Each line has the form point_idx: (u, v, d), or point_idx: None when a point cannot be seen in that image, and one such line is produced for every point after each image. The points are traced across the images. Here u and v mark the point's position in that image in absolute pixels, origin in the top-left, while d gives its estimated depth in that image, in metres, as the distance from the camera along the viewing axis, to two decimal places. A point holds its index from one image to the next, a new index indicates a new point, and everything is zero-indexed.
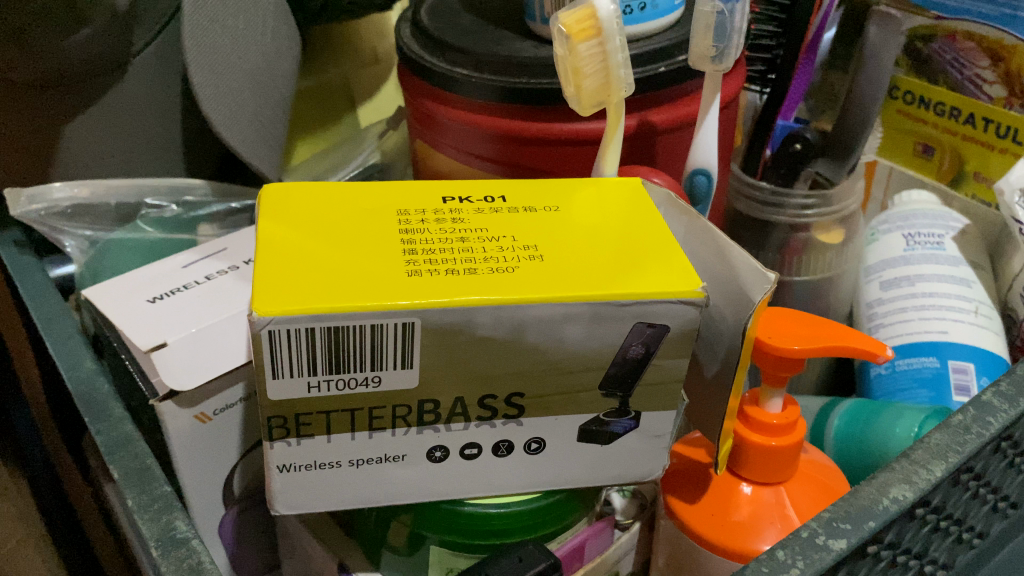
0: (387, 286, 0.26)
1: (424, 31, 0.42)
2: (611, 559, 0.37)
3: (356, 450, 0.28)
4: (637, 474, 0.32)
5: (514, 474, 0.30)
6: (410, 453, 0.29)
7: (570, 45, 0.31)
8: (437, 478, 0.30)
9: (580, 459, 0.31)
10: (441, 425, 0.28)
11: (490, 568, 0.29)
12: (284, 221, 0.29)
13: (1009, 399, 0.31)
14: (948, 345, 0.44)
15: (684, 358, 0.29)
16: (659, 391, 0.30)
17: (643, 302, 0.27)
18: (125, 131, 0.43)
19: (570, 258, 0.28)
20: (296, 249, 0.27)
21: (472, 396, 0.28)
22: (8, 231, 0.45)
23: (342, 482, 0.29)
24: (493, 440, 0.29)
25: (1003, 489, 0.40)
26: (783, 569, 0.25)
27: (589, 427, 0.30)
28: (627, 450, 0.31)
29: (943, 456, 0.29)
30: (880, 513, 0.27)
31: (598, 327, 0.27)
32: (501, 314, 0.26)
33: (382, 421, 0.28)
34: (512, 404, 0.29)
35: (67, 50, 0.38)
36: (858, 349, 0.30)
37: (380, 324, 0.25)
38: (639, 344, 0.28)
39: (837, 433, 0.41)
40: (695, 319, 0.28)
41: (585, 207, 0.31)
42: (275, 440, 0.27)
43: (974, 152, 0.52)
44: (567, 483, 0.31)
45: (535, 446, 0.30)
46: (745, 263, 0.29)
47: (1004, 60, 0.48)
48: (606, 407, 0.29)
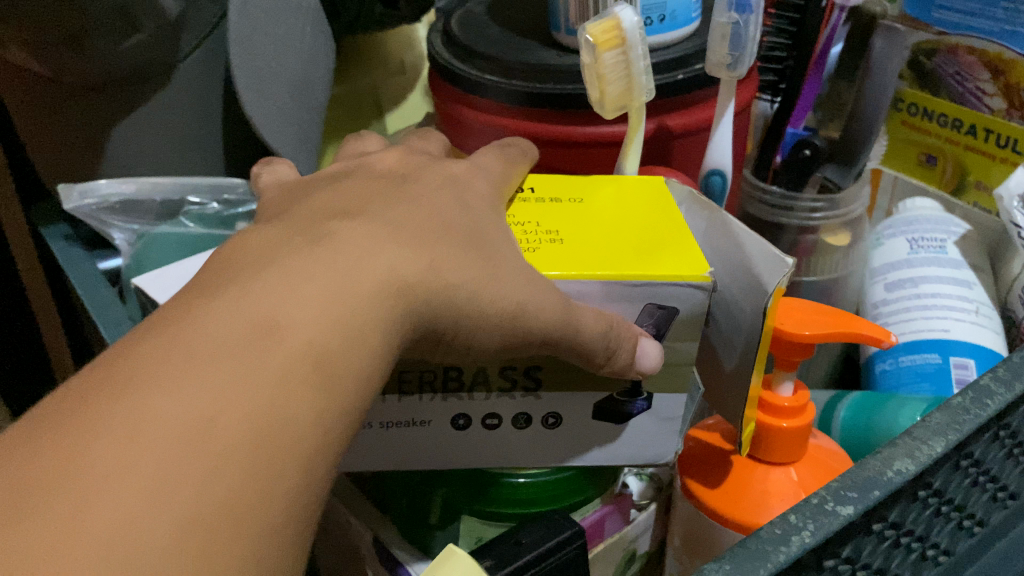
0: (644, 260, 0.29)
1: (454, 40, 0.44)
2: (629, 536, 0.38)
3: (411, 411, 0.32)
4: (651, 456, 0.34)
5: (534, 445, 0.33)
6: (435, 420, 0.32)
7: (597, 54, 0.33)
8: (464, 445, 0.33)
9: (597, 436, 0.33)
10: (464, 394, 0.31)
11: (519, 534, 0.32)
12: (576, 211, 0.33)
13: (1006, 383, 0.33)
14: (950, 342, 0.46)
15: (692, 341, 0.31)
16: (671, 374, 0.32)
17: (652, 284, 0.29)
18: (171, 134, 0.46)
19: (590, 244, 0.30)
20: (585, 231, 0.31)
21: (494, 368, 0.31)
22: (58, 226, 0.48)
23: (391, 445, 0.33)
24: (513, 412, 0.32)
25: (1002, 479, 0.42)
26: (795, 531, 0.28)
27: (603, 405, 0.32)
28: (641, 431, 0.33)
29: (943, 434, 0.31)
30: (885, 484, 0.29)
31: (611, 303, 0.30)
32: None
33: (410, 384, 0.31)
34: (531, 376, 0.31)
35: (120, 53, 0.41)
36: (865, 335, 0.33)
37: (675, 290, 0.29)
38: (650, 325, 0.30)
39: (844, 424, 0.44)
40: (703, 303, 0.29)
41: (607, 201, 0.33)
42: (405, 394, 0.31)
43: (976, 161, 0.54)
44: (581, 458, 0.34)
45: (552, 421, 0.32)
46: (761, 252, 0.31)
47: (1004, 73, 0.50)
48: (619, 386, 0.32)
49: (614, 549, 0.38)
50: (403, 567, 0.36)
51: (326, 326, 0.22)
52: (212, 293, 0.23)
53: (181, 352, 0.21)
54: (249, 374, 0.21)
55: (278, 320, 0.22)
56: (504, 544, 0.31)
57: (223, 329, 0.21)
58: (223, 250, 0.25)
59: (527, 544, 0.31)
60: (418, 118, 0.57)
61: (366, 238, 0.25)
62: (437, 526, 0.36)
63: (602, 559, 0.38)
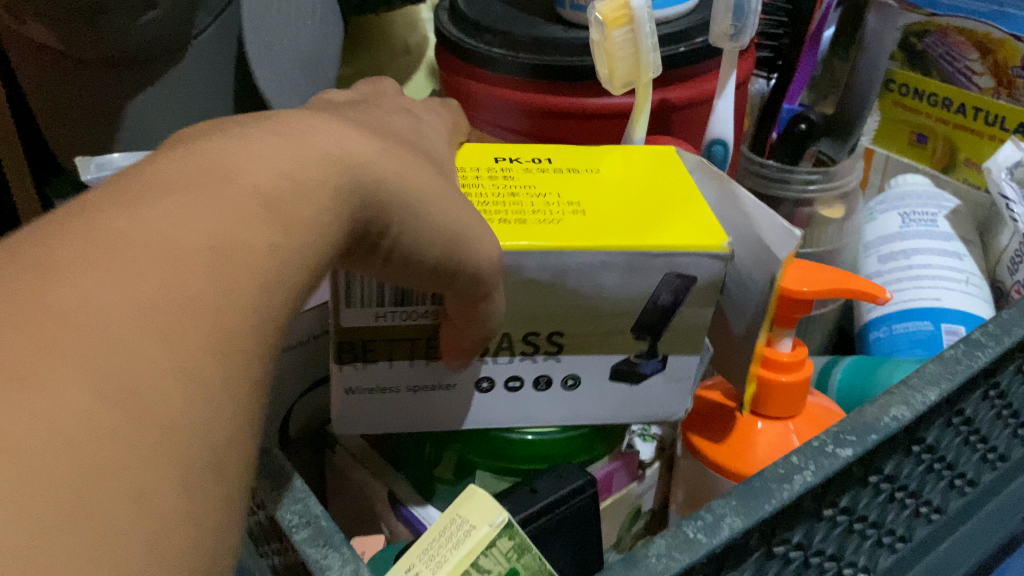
0: (663, 229, 0.31)
1: (461, 16, 0.46)
2: (634, 492, 0.40)
3: (379, 377, 0.32)
4: (662, 414, 0.35)
5: (554, 407, 0.34)
6: (461, 382, 0.33)
7: (606, 32, 0.34)
8: (486, 406, 0.34)
9: (614, 396, 0.34)
10: (490, 359, 0.32)
11: (533, 482, 0.33)
12: (592, 181, 0.34)
13: (995, 337, 0.35)
14: (942, 310, 0.48)
15: (706, 308, 0.32)
16: (685, 337, 0.33)
17: (674, 254, 0.30)
18: (185, 109, 0.47)
19: (608, 210, 0.32)
20: (601, 198, 0.33)
21: (517, 332, 0.32)
22: (74, 200, 0.49)
23: (402, 406, 0.33)
24: (535, 373, 0.33)
25: (992, 440, 0.44)
26: (797, 470, 0.29)
27: (620, 367, 0.33)
28: (656, 390, 0.34)
29: (936, 383, 0.33)
30: (882, 428, 0.31)
31: (633, 275, 0.30)
32: (546, 259, 0.29)
33: (437, 350, 0.32)
34: (551, 342, 0.32)
35: (140, 30, 0.42)
36: (862, 293, 0.34)
37: (695, 259, 0.30)
38: (669, 293, 0.31)
39: (840, 386, 0.45)
40: (720, 274, 0.31)
41: (620, 170, 0.35)
42: (419, 359, 0.32)
43: (967, 140, 0.56)
44: (598, 419, 0.35)
45: (572, 382, 0.34)
46: (770, 223, 0.32)
47: (992, 53, 0.52)
48: (637, 349, 0.33)
49: (620, 505, 0.40)
50: (404, 507, 0.38)
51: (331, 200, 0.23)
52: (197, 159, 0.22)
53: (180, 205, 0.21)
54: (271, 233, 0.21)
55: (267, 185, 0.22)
56: (519, 491, 0.33)
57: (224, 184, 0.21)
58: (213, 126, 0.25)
59: (540, 492, 0.33)
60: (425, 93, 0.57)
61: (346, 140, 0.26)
62: (455, 480, 0.38)
63: (610, 513, 0.39)
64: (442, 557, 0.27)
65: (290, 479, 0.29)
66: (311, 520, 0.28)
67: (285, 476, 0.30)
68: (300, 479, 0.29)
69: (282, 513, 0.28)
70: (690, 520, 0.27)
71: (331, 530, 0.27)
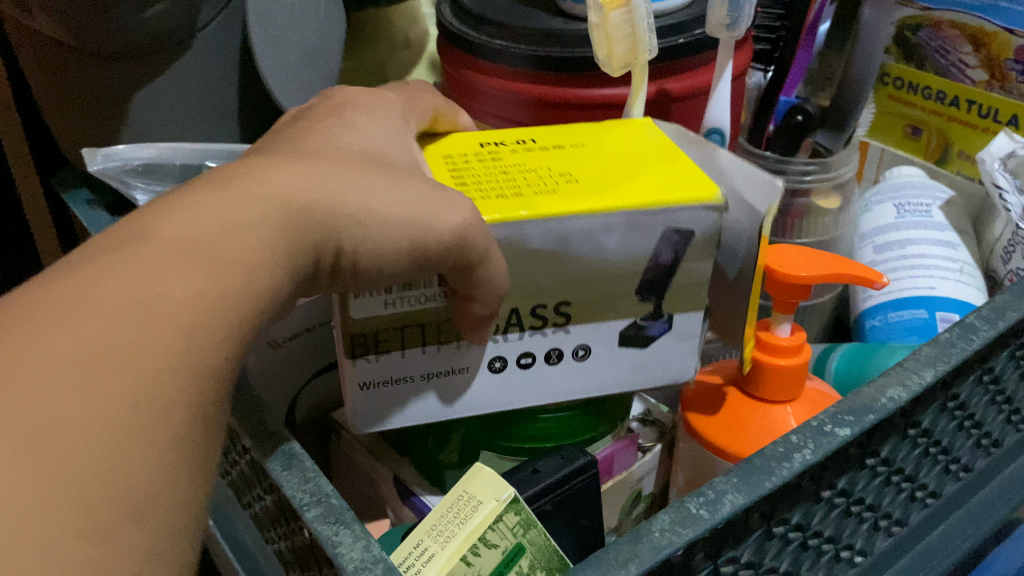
0: (656, 186, 0.32)
1: (463, 9, 0.46)
2: (635, 476, 0.41)
3: (392, 368, 0.32)
4: (672, 376, 0.36)
5: (565, 379, 0.35)
6: (473, 364, 0.33)
7: (604, 13, 0.35)
8: (499, 389, 0.34)
9: (623, 363, 0.35)
10: (499, 336, 0.33)
11: (536, 463, 0.34)
12: (580, 153, 0.35)
13: (989, 321, 0.36)
14: (936, 298, 0.48)
15: (705, 262, 0.33)
16: (688, 293, 0.34)
17: (670, 208, 0.31)
18: (190, 102, 0.47)
19: (599, 176, 0.32)
20: (591, 167, 0.33)
21: (525, 307, 0.32)
22: (80, 191, 0.50)
23: (414, 396, 0.33)
24: (546, 348, 0.34)
25: (986, 426, 0.45)
26: (797, 449, 0.30)
27: (628, 332, 0.34)
28: (665, 352, 0.35)
29: (932, 365, 0.33)
30: (879, 409, 0.31)
31: (633, 235, 0.31)
32: (549, 228, 0.30)
33: (448, 334, 0.32)
34: (559, 312, 0.33)
35: (147, 23, 0.42)
36: (858, 276, 0.35)
37: (692, 212, 0.31)
38: (669, 251, 0.32)
39: (836, 373, 0.46)
40: (716, 224, 0.32)
41: (605, 142, 0.36)
42: (427, 345, 0.32)
43: (960, 132, 0.56)
44: (609, 388, 0.35)
45: (582, 352, 0.34)
46: (754, 178, 0.33)
47: (985, 46, 0.53)
48: (643, 312, 0.34)
49: (622, 488, 0.40)
50: (417, 497, 0.39)
51: (284, 236, 0.25)
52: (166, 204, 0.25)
53: (147, 245, 0.23)
54: (223, 270, 0.23)
55: (231, 227, 0.24)
56: (523, 471, 0.34)
57: (191, 221, 0.24)
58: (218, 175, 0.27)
59: (543, 472, 0.33)
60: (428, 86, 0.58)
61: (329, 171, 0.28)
62: (459, 463, 0.38)
63: (611, 496, 0.40)
64: (450, 532, 0.27)
65: (301, 460, 0.30)
66: (321, 498, 0.28)
67: (295, 456, 0.30)
68: (310, 460, 0.30)
69: (292, 491, 0.29)
70: (692, 496, 0.28)
71: (342, 508, 0.28)
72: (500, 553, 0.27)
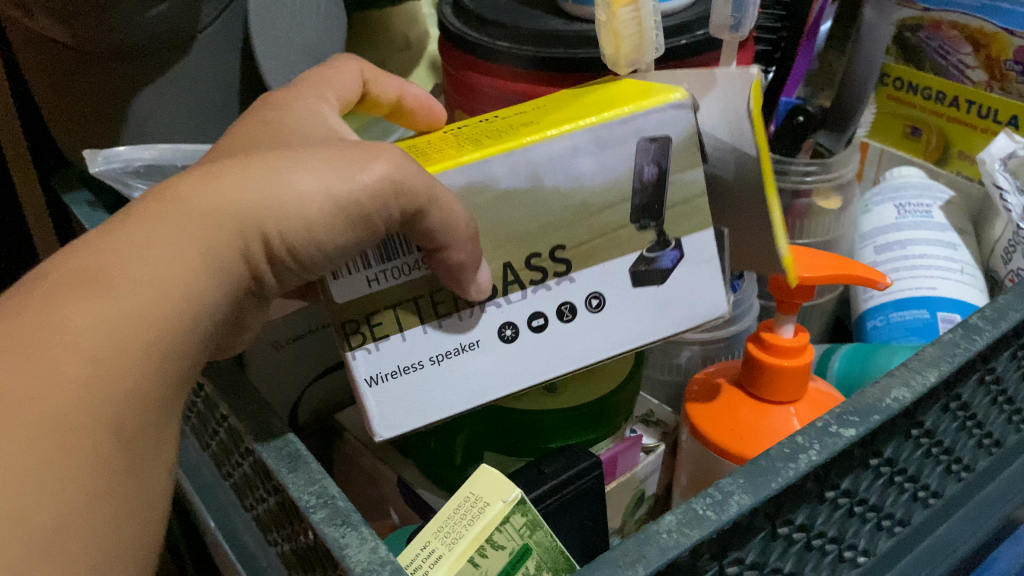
0: (612, 103, 0.32)
1: (465, 10, 0.46)
2: (638, 476, 0.41)
3: (398, 355, 0.31)
4: (713, 304, 0.35)
5: (589, 338, 0.33)
6: (483, 338, 0.32)
7: (611, 11, 0.34)
8: (520, 362, 0.32)
9: (645, 306, 0.34)
10: (501, 299, 0.32)
11: (541, 464, 0.34)
12: (540, 109, 0.34)
13: (992, 321, 0.36)
14: (937, 299, 0.48)
15: (694, 169, 0.32)
16: (689, 210, 0.33)
17: (635, 115, 0.31)
18: (190, 103, 0.47)
19: (559, 114, 0.32)
20: (551, 111, 0.33)
21: (519, 259, 0.32)
22: (80, 193, 0.50)
23: (430, 386, 0.32)
24: (556, 305, 0.33)
25: (988, 426, 0.45)
26: (802, 449, 0.30)
27: (638, 268, 0.33)
28: (687, 285, 0.34)
29: (936, 365, 0.33)
30: (884, 409, 0.31)
31: (606, 155, 0.31)
32: (514, 161, 0.30)
33: (445, 305, 0.31)
34: (558, 259, 0.32)
35: (146, 24, 0.42)
36: (862, 277, 0.35)
37: (660, 116, 0.31)
38: (652, 164, 0.32)
39: (838, 373, 0.46)
40: (692, 124, 0.32)
41: (559, 97, 0.35)
42: (427, 321, 0.31)
43: (960, 132, 0.56)
44: (640, 339, 0.34)
45: (596, 303, 0.33)
46: (725, 77, 0.33)
47: (985, 47, 0.53)
48: (646, 242, 0.33)
49: (625, 488, 0.40)
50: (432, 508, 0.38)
51: (234, 244, 0.26)
52: (141, 214, 0.25)
53: (43, 284, 0.23)
54: (152, 286, 0.24)
55: (198, 241, 0.25)
56: (527, 473, 0.34)
57: (95, 253, 0.24)
58: (197, 170, 0.27)
59: (548, 473, 0.33)
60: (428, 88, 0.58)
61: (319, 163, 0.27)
62: (463, 465, 0.38)
63: (614, 496, 0.40)
64: (457, 534, 0.27)
65: (305, 462, 0.30)
66: (327, 501, 0.28)
67: (300, 458, 0.30)
68: (315, 462, 0.30)
69: (297, 493, 0.29)
70: (699, 497, 0.28)
71: (348, 510, 0.28)
72: (507, 555, 0.27)
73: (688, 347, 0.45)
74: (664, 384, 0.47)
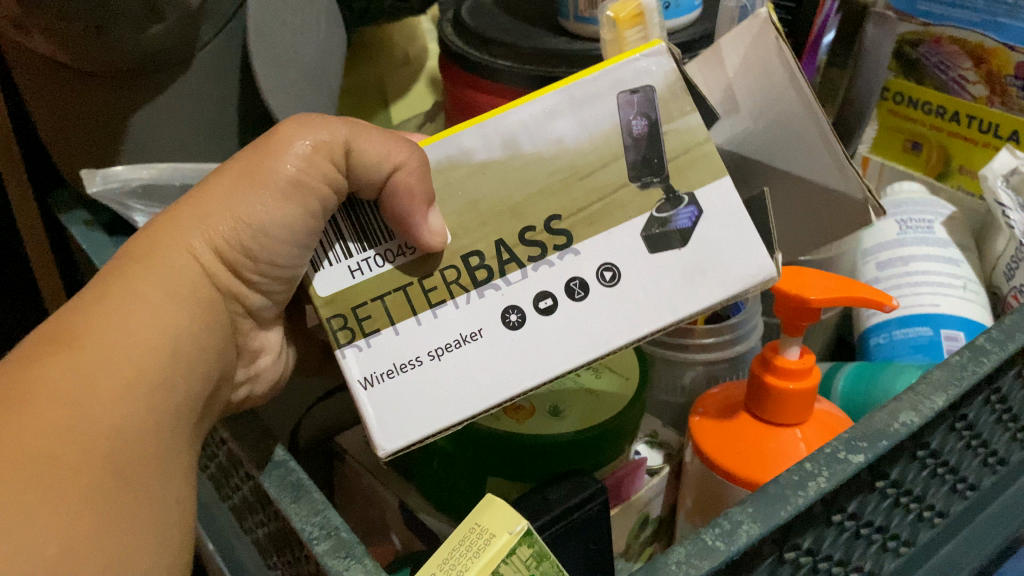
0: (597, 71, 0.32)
1: (466, 29, 0.46)
2: (643, 499, 0.41)
3: (392, 351, 0.30)
4: (746, 275, 0.31)
5: (605, 316, 0.31)
6: (485, 326, 0.30)
7: (618, 32, 0.33)
8: (528, 347, 0.30)
9: (670, 274, 0.31)
10: (500, 280, 0.31)
11: (548, 491, 0.34)
12: None
13: (999, 342, 0.35)
14: (940, 316, 0.48)
15: (691, 114, 0.31)
16: (694, 158, 0.31)
17: (606, 70, 0.31)
18: (189, 122, 0.47)
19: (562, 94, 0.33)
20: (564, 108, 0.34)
21: (512, 235, 0.31)
22: (77, 213, 0.49)
23: (433, 381, 0.30)
24: (563, 284, 0.31)
25: (993, 444, 0.44)
26: (811, 476, 0.29)
27: (652, 230, 0.31)
28: (714, 248, 0.31)
29: (944, 388, 0.33)
30: (892, 433, 0.31)
31: (584, 114, 0.31)
32: (487, 132, 0.30)
33: (438, 291, 0.30)
34: (554, 230, 0.31)
35: (146, 42, 0.41)
36: (867, 298, 0.35)
37: (635, 67, 0.31)
38: (638, 116, 0.31)
39: (843, 392, 0.46)
40: (675, 71, 0.31)
41: None
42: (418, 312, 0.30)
43: (960, 147, 0.56)
44: (666, 316, 0.31)
45: (610, 275, 0.31)
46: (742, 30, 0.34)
47: (986, 63, 0.52)
48: (654, 201, 0.31)
49: (629, 511, 0.40)
50: (429, 530, 0.39)
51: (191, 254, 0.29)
52: (117, 266, 0.28)
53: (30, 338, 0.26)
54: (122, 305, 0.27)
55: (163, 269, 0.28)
56: (533, 500, 0.34)
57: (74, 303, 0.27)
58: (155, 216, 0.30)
59: (554, 500, 0.33)
60: (426, 107, 0.58)
61: (233, 180, 0.30)
62: (467, 488, 0.38)
63: (619, 519, 0.40)
64: (461, 566, 0.27)
65: (309, 492, 0.30)
66: (331, 532, 0.28)
67: (304, 487, 0.30)
68: (319, 492, 0.30)
69: (301, 524, 0.28)
70: (708, 527, 0.28)
71: (353, 541, 0.27)
72: None
73: (693, 367, 0.45)
74: (668, 403, 0.47)
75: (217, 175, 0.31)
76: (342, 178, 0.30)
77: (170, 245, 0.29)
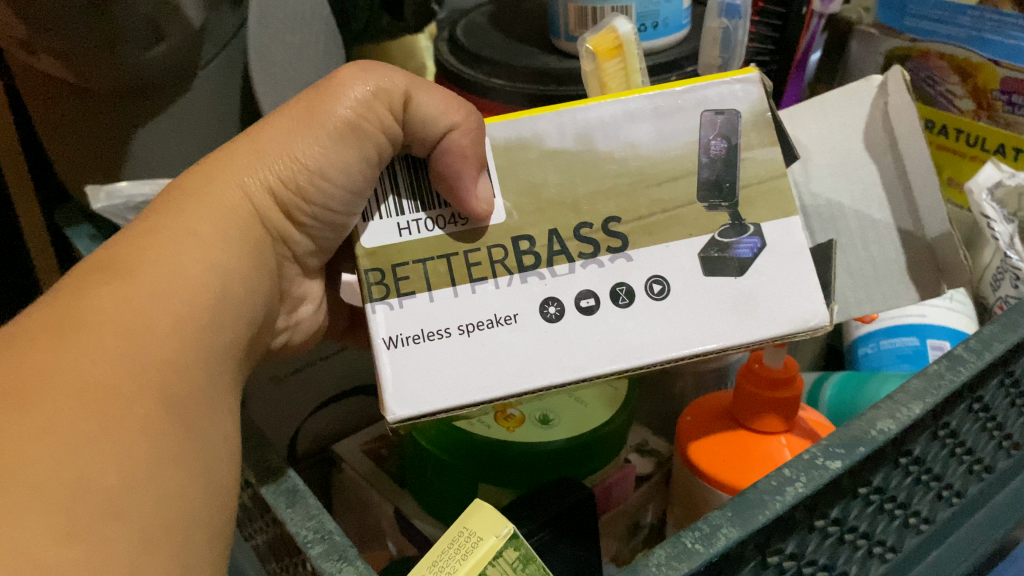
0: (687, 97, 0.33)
1: (460, 48, 0.47)
2: (631, 507, 0.42)
3: (422, 317, 0.30)
4: (796, 317, 0.31)
5: (641, 327, 0.31)
6: (522, 313, 0.31)
7: (598, 63, 0.34)
8: (561, 344, 0.31)
9: (715, 296, 0.31)
10: (546, 270, 0.31)
11: (541, 496, 0.35)
12: None
13: (976, 351, 0.36)
14: (927, 326, 0.49)
15: (771, 147, 0.32)
16: (767, 192, 0.32)
17: (697, 87, 0.31)
18: (194, 139, 0.48)
19: None
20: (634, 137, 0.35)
21: (568, 227, 0.31)
22: (82, 227, 0.51)
23: (458, 357, 0.30)
24: (609, 286, 0.31)
25: (977, 453, 0.45)
26: (789, 482, 0.30)
27: (710, 254, 0.31)
28: (767, 280, 0.32)
29: (921, 397, 0.34)
30: (870, 441, 0.32)
31: (665, 124, 0.31)
32: (563, 122, 0.31)
33: (481, 268, 0.31)
34: (611, 232, 0.31)
35: (151, 62, 0.43)
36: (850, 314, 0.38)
37: (722, 89, 0.31)
38: (719, 138, 0.31)
39: (831, 401, 0.47)
40: (762, 101, 0.32)
41: None
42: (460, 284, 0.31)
43: (948, 160, 0.57)
44: (709, 338, 0.31)
45: (658, 288, 0.31)
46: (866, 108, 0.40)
47: (972, 77, 0.53)
48: (718, 225, 0.31)
49: (619, 518, 0.41)
50: (422, 535, 0.40)
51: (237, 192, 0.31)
52: (167, 198, 0.30)
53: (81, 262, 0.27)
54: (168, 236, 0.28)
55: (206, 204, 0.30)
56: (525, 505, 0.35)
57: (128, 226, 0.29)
58: (202, 160, 0.32)
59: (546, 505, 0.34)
60: None
61: (290, 126, 0.32)
62: (459, 494, 0.39)
63: (607, 527, 0.41)
64: (451, 568, 0.28)
65: (304, 497, 0.31)
66: (325, 536, 0.29)
67: (299, 493, 0.31)
68: (314, 497, 0.31)
69: (296, 528, 0.29)
70: (688, 531, 0.29)
71: (345, 545, 0.28)
72: None
73: (683, 376, 0.46)
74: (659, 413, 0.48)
75: (269, 124, 0.33)
76: (397, 127, 0.32)
77: (229, 179, 0.31)
